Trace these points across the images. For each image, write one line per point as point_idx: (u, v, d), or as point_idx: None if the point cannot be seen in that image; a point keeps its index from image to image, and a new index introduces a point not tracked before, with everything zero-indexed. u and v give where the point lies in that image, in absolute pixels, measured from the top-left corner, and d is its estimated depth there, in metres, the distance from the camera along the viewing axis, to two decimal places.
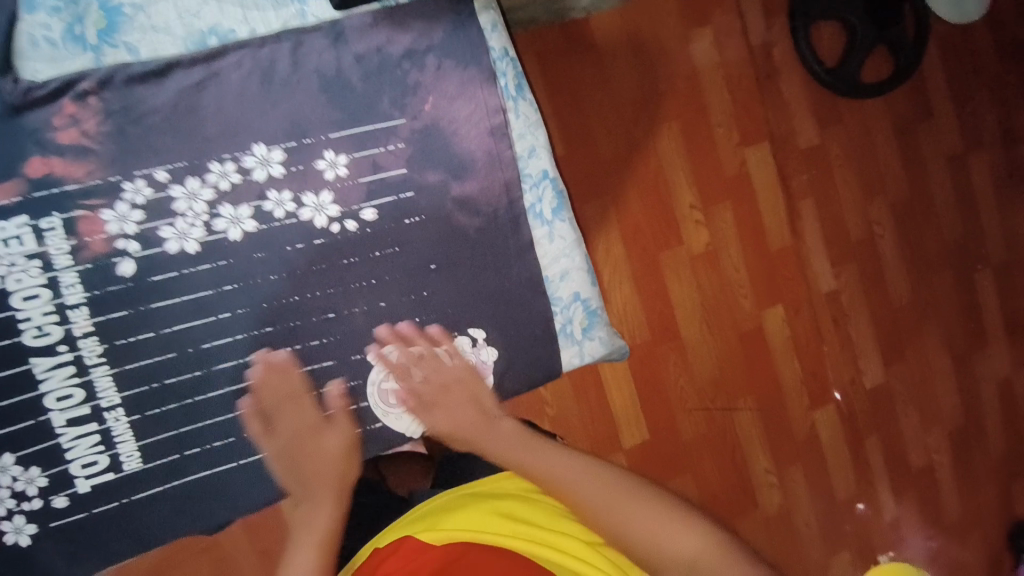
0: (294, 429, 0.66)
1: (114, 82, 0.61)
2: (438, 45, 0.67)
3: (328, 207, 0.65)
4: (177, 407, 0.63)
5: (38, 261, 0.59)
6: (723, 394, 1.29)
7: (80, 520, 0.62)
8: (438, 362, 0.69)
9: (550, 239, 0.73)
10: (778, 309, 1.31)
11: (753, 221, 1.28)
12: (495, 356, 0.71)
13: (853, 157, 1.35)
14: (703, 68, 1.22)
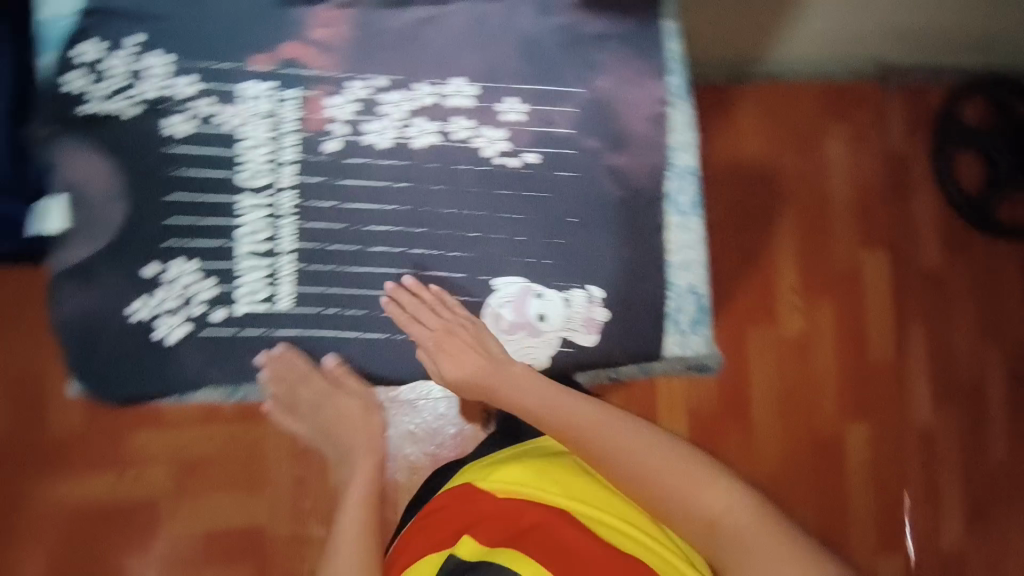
0: (416, 321, 0.75)
1: (366, 1, 0.73)
2: (628, 34, 0.74)
3: (499, 143, 0.75)
4: (333, 270, 0.75)
5: (271, 120, 0.72)
6: (781, 497, 1.14)
7: (227, 335, 0.73)
8: (554, 306, 0.77)
9: (681, 229, 0.77)
10: (862, 428, 1.17)
11: (852, 325, 1.17)
12: (606, 317, 0.77)
13: (974, 288, 1.22)
14: (835, 164, 1.19)
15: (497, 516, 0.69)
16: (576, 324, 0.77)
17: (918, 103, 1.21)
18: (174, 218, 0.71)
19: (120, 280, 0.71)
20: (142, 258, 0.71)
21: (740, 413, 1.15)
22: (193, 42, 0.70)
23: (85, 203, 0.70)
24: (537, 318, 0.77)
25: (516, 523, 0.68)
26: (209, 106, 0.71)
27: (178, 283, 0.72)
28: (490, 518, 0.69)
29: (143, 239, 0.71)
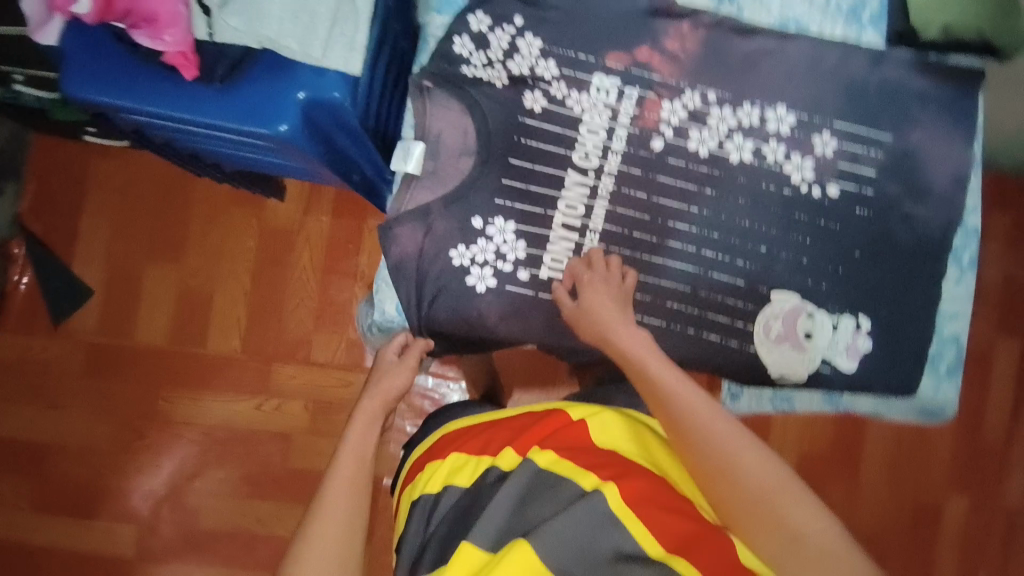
0: (691, 315, 0.81)
1: (722, 26, 0.80)
2: (944, 98, 0.81)
3: (806, 170, 0.80)
4: (627, 256, 0.80)
5: (610, 111, 0.79)
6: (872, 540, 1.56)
7: (527, 296, 0.80)
8: (821, 327, 0.80)
9: (954, 283, 0.81)
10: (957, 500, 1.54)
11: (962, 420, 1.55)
12: (869, 348, 0.80)
13: None
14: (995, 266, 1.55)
15: (581, 448, 0.67)
16: (839, 349, 0.80)
17: None
18: (510, 181, 0.79)
19: (453, 225, 0.78)
20: (474, 209, 0.78)
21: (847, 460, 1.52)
22: (568, 31, 0.78)
23: (437, 155, 0.79)
24: (802, 335, 0.81)
25: (602, 459, 0.66)
26: (563, 88, 0.78)
27: (501, 242, 0.79)
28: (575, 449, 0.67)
29: (477, 193, 0.78)
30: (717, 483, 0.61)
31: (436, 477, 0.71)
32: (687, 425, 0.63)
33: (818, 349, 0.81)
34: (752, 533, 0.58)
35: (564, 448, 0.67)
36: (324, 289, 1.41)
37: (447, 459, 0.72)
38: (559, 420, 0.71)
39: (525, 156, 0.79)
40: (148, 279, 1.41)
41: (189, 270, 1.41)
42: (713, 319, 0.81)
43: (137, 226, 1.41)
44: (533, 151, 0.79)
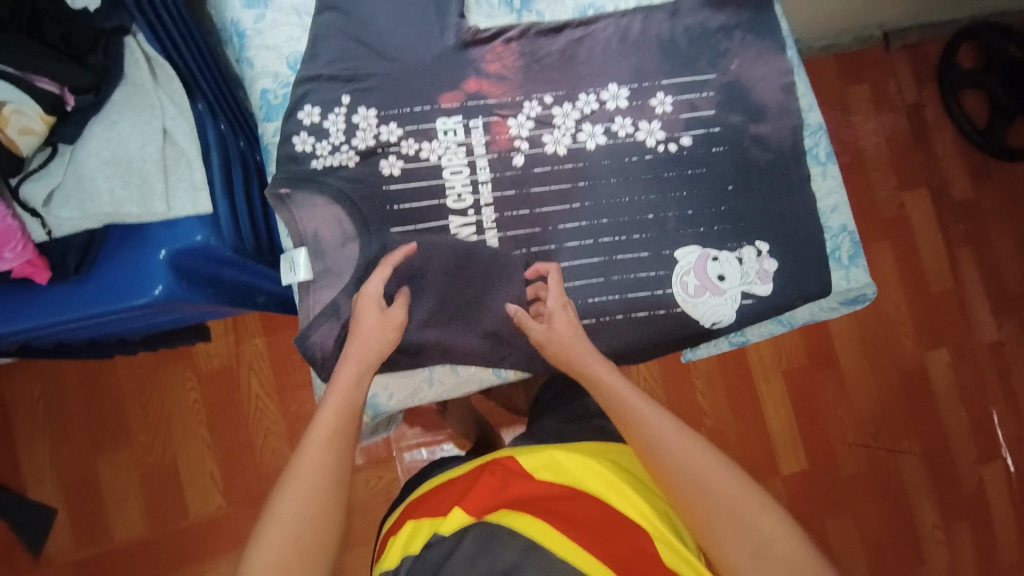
0: (614, 302, 0.84)
1: (530, 34, 0.84)
2: (745, 22, 0.88)
3: (657, 132, 0.85)
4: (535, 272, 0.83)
5: (464, 148, 0.82)
6: (875, 420, 1.71)
7: (461, 347, 0.82)
8: (731, 264, 0.84)
9: (823, 178, 0.87)
10: (938, 354, 1.75)
11: (915, 281, 1.77)
12: (776, 266, 0.85)
13: (975, 226, 1.82)
14: (866, 133, 1.79)
15: (531, 496, 0.74)
16: (752, 278, 0.84)
17: (917, 62, 1.82)
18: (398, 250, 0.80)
19: None
20: None
21: (830, 363, 1.70)
22: (394, 92, 0.81)
23: (322, 250, 0.80)
24: (717, 280, 0.84)
25: (549, 500, 0.73)
26: (413, 145, 0.81)
27: (414, 309, 0.81)
28: (525, 499, 0.73)
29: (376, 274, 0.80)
30: (696, 507, 0.67)
31: (393, 553, 0.72)
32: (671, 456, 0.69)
33: (735, 284, 0.85)
34: (728, 546, 0.64)
35: (518, 498, 0.73)
36: (285, 407, 1.38)
37: (401, 533, 0.74)
38: (511, 470, 0.78)
39: (401, 218, 0.80)
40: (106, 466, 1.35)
41: (146, 444, 1.35)
42: (634, 296, 0.84)
43: (79, 421, 1.35)
44: (409, 211, 0.81)
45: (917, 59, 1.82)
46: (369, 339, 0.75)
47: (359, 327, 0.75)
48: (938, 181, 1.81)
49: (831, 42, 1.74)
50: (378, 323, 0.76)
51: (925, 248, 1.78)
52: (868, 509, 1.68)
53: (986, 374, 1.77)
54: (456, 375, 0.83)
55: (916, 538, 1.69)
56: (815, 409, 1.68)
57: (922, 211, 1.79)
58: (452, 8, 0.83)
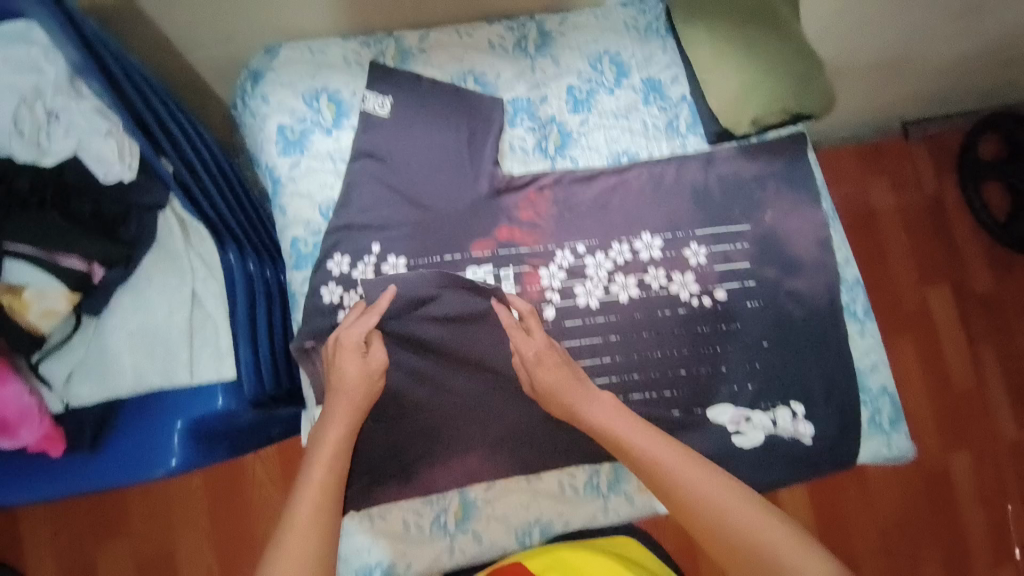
0: None
1: (563, 181, 0.84)
2: (779, 173, 0.87)
3: (690, 284, 0.83)
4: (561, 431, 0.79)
5: (494, 298, 0.80)
6: (898, 527, 1.64)
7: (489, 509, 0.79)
8: (766, 428, 0.81)
9: (861, 336, 0.85)
10: (963, 457, 1.69)
11: (937, 379, 1.73)
12: (812, 433, 0.82)
13: (996, 322, 1.79)
14: (886, 226, 1.78)
15: None
16: (786, 443, 0.81)
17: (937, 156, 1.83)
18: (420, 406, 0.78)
19: (386, 463, 0.77)
20: (392, 448, 0.77)
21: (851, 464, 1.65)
22: (426, 241, 0.80)
23: None
24: (752, 446, 0.81)
25: None
26: None
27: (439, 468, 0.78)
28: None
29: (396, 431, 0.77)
30: (734, 552, 0.60)
31: None
32: (690, 497, 0.63)
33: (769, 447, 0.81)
34: None
35: None
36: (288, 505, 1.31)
37: None
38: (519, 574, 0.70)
39: (429, 373, 0.78)
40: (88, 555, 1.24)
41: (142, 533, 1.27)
42: None
43: (85, 509, 1.29)
44: (437, 363, 0.78)
45: (937, 153, 1.83)
46: (354, 392, 0.71)
47: (344, 377, 0.71)
48: (958, 275, 1.79)
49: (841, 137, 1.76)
50: (360, 369, 0.71)
51: (946, 343, 1.75)
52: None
53: (1010, 478, 1.72)
54: (478, 542, 0.78)
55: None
56: (837, 513, 1.63)
57: (944, 307, 1.76)
58: (487, 155, 0.83)
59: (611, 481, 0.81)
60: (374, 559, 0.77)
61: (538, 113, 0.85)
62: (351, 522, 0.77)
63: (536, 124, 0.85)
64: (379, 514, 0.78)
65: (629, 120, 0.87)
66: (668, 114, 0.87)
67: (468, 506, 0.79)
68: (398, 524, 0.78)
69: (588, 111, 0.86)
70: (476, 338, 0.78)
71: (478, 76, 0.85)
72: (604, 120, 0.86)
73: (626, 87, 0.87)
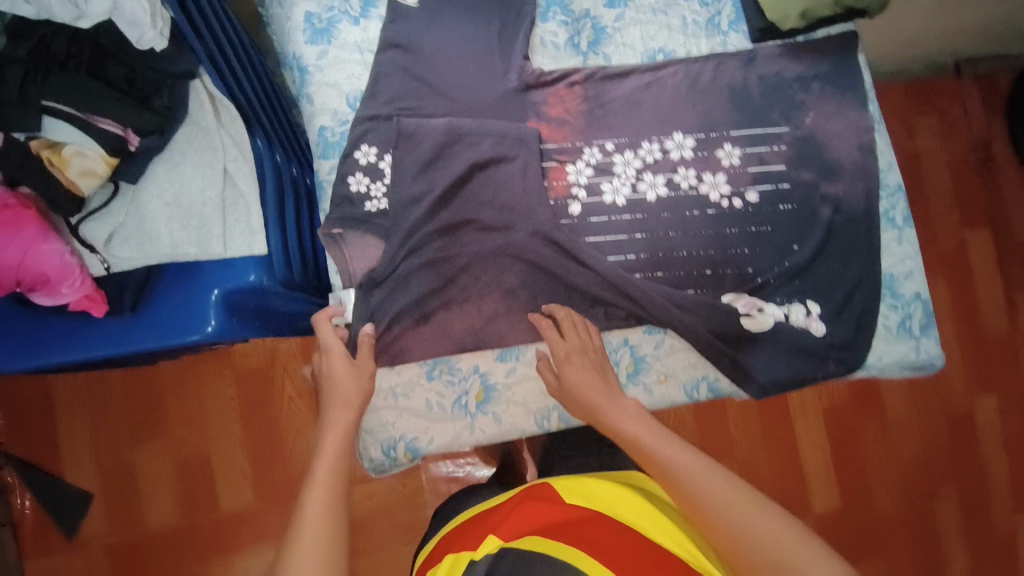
0: (661, 345, 0.80)
1: (596, 78, 0.82)
2: (824, 74, 0.83)
3: (722, 185, 0.82)
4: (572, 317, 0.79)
5: (519, 190, 0.79)
6: (920, 476, 1.63)
7: (500, 390, 0.79)
8: (776, 319, 0.80)
9: (898, 242, 0.82)
10: (990, 405, 1.66)
11: (971, 321, 1.68)
12: (823, 331, 0.80)
13: None
14: (930, 159, 1.70)
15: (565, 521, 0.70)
16: (798, 336, 0.79)
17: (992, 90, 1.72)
18: (437, 287, 0.78)
19: (407, 349, 0.77)
20: (409, 329, 0.77)
21: (874, 402, 1.63)
22: (454, 131, 0.79)
23: (372, 292, 0.77)
24: (761, 334, 0.79)
25: (581, 525, 0.69)
26: (471, 185, 0.79)
27: (461, 353, 0.78)
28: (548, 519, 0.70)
29: (414, 311, 0.77)
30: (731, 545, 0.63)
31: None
32: (692, 493, 0.67)
33: (778, 337, 0.79)
34: None
35: (552, 526, 0.69)
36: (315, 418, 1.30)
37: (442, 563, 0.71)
38: (547, 494, 0.75)
39: (453, 262, 0.78)
40: (102, 519, 1.20)
41: (210, 503, 1.22)
42: (681, 352, 0.80)
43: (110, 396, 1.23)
44: (459, 253, 0.78)
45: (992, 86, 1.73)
46: (343, 392, 0.72)
47: (334, 380, 0.73)
48: (1000, 220, 1.71)
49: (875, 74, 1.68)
50: (349, 374, 0.73)
51: (983, 289, 1.69)
52: (903, 554, 1.61)
53: None
54: (498, 423, 0.79)
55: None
56: (856, 456, 1.62)
57: (982, 253, 1.70)
58: (517, 48, 0.81)
59: (631, 372, 0.80)
60: (398, 433, 0.78)
61: (572, 8, 0.84)
62: (376, 399, 0.78)
63: (569, 18, 0.83)
64: (401, 392, 0.78)
65: (667, 16, 0.84)
66: (709, 10, 0.84)
67: (488, 390, 0.79)
68: (420, 404, 0.78)
69: (625, 6, 0.83)
70: (496, 222, 0.79)
71: None
72: (641, 14, 0.84)
73: None
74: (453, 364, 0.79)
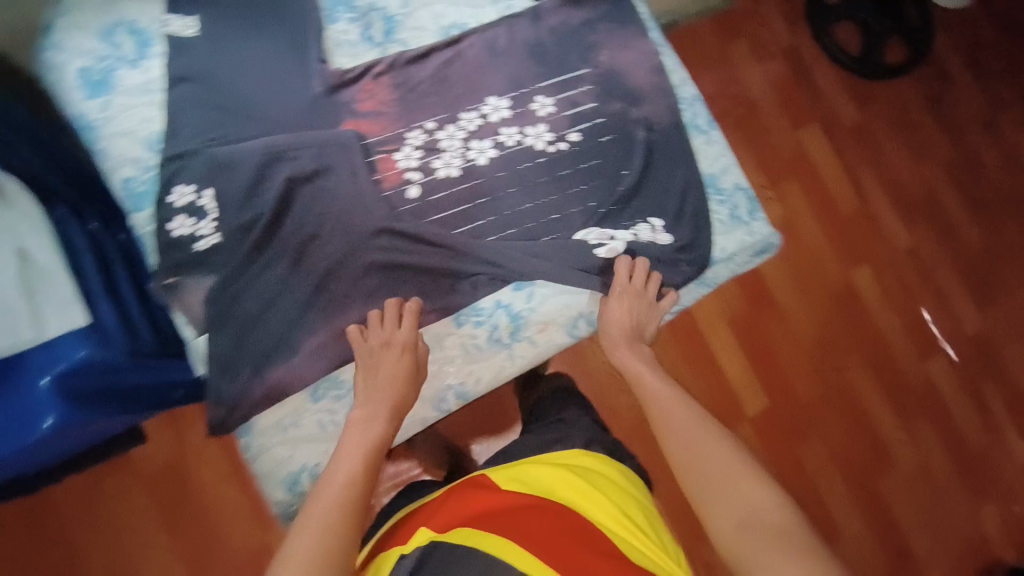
0: (533, 297, 0.83)
1: (398, 65, 0.83)
2: (605, 14, 0.90)
3: (544, 134, 0.86)
4: (436, 294, 0.81)
5: (352, 187, 0.80)
6: (828, 353, 1.78)
7: None
8: (627, 241, 0.85)
9: (709, 144, 0.91)
10: (864, 272, 1.86)
11: (824, 205, 1.88)
12: (670, 240, 0.86)
13: (865, 143, 1.97)
14: (753, 82, 1.91)
15: (497, 512, 0.70)
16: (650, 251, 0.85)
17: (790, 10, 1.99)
18: (293, 303, 0.76)
19: (284, 379, 0.75)
20: (276, 355, 0.74)
21: (769, 304, 1.78)
22: (271, 149, 0.77)
23: (222, 333, 0.74)
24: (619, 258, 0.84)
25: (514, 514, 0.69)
26: (302, 195, 0.78)
27: (341, 364, 0.76)
28: (491, 511, 0.70)
29: (280, 335, 0.75)
30: (690, 468, 0.68)
31: None
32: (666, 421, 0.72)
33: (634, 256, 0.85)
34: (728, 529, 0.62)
35: (487, 516, 0.69)
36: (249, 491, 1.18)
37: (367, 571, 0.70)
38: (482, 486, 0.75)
39: (308, 276, 0.77)
40: None
41: None
42: (553, 297, 0.83)
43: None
44: (311, 265, 0.77)
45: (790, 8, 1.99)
46: (383, 396, 0.71)
47: (374, 373, 0.73)
48: (825, 108, 1.96)
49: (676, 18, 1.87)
50: (388, 356, 0.73)
51: (827, 175, 1.91)
52: (836, 427, 1.74)
53: (910, 278, 1.89)
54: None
55: (881, 442, 1.75)
56: (770, 351, 1.75)
57: (821, 144, 1.93)
58: (312, 53, 0.80)
59: (512, 330, 0.82)
60: (299, 464, 0.74)
61: (355, 3, 0.83)
62: (266, 437, 0.74)
63: (357, 13, 0.83)
64: (290, 422, 0.75)
65: None
66: None
67: None
68: (313, 427, 0.75)
69: None
70: (338, 225, 0.79)
71: None
72: None
73: None
74: (336, 377, 0.77)
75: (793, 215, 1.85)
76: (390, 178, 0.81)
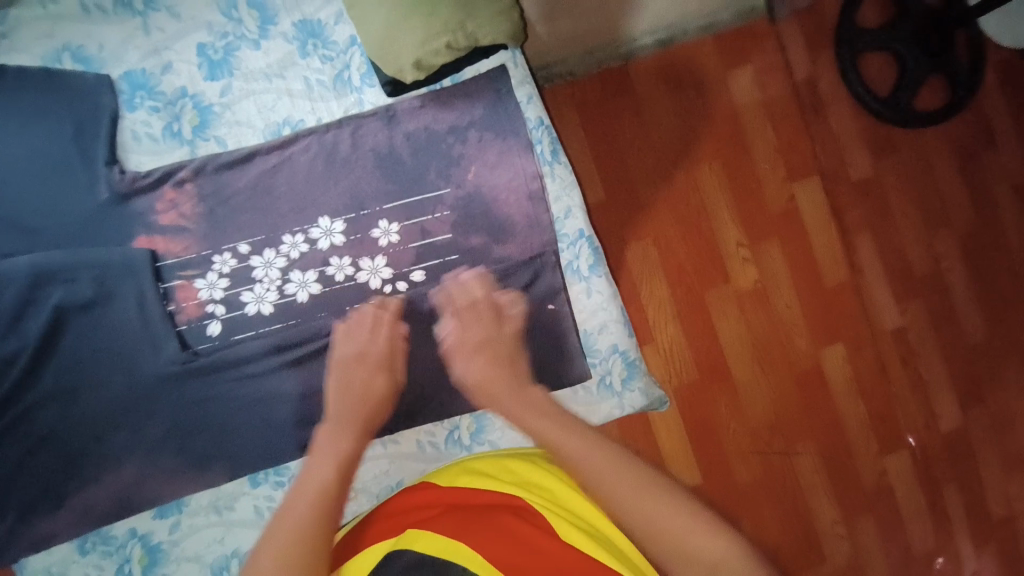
0: None
1: (206, 170, 0.69)
2: (480, 120, 0.73)
3: (382, 269, 0.71)
4: (224, 453, 0.69)
5: (142, 317, 0.68)
6: (778, 437, 1.24)
7: (166, 546, 0.70)
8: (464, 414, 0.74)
9: (587, 295, 0.75)
10: (839, 349, 1.27)
11: (805, 260, 1.26)
12: None
13: (908, 179, 1.30)
14: (746, 105, 1.25)
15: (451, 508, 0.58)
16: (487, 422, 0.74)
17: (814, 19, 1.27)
18: (60, 447, 0.68)
19: (50, 529, 0.68)
20: (41, 505, 0.68)
21: (720, 375, 1.24)
22: (39, 271, 0.66)
23: None
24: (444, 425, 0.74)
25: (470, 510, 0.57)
26: (80, 324, 0.68)
27: (107, 521, 0.69)
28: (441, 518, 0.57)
29: (48, 483, 0.68)
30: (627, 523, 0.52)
31: None
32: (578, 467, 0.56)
33: (466, 422, 0.75)
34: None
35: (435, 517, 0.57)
36: None
37: None
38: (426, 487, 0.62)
39: (83, 420, 0.68)
40: None
41: None
42: (369, 462, 0.73)
43: None
44: (87, 404, 0.68)
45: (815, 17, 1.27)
46: (357, 390, 0.65)
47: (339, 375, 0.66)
48: (829, 160, 1.27)
49: (676, 33, 1.21)
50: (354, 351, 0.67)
51: (852, 225, 1.27)
52: (770, 522, 1.24)
53: (942, 381, 1.30)
54: None
55: (819, 555, 1.24)
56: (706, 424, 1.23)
57: (819, 207, 1.26)
58: (98, 151, 0.68)
59: None
60: None
61: (159, 88, 0.70)
62: None
63: (160, 102, 0.70)
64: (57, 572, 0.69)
65: (285, 79, 0.71)
66: (335, 64, 0.72)
67: (153, 551, 0.70)
68: None
69: (229, 75, 0.70)
70: (121, 365, 0.68)
71: (78, 51, 0.68)
72: (251, 83, 0.71)
73: (275, 37, 0.71)
74: (106, 531, 0.69)
75: (772, 283, 1.25)
76: (189, 309, 0.69)
